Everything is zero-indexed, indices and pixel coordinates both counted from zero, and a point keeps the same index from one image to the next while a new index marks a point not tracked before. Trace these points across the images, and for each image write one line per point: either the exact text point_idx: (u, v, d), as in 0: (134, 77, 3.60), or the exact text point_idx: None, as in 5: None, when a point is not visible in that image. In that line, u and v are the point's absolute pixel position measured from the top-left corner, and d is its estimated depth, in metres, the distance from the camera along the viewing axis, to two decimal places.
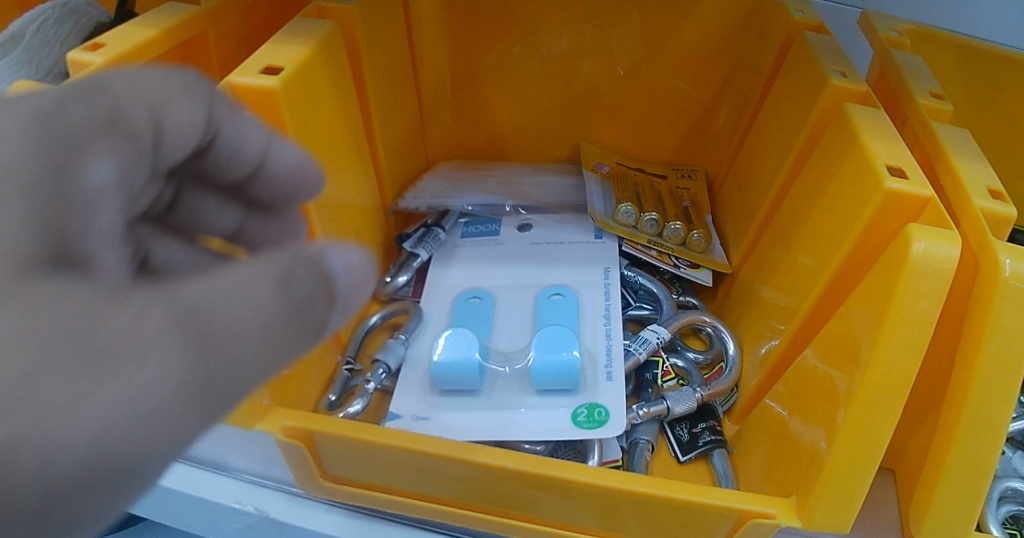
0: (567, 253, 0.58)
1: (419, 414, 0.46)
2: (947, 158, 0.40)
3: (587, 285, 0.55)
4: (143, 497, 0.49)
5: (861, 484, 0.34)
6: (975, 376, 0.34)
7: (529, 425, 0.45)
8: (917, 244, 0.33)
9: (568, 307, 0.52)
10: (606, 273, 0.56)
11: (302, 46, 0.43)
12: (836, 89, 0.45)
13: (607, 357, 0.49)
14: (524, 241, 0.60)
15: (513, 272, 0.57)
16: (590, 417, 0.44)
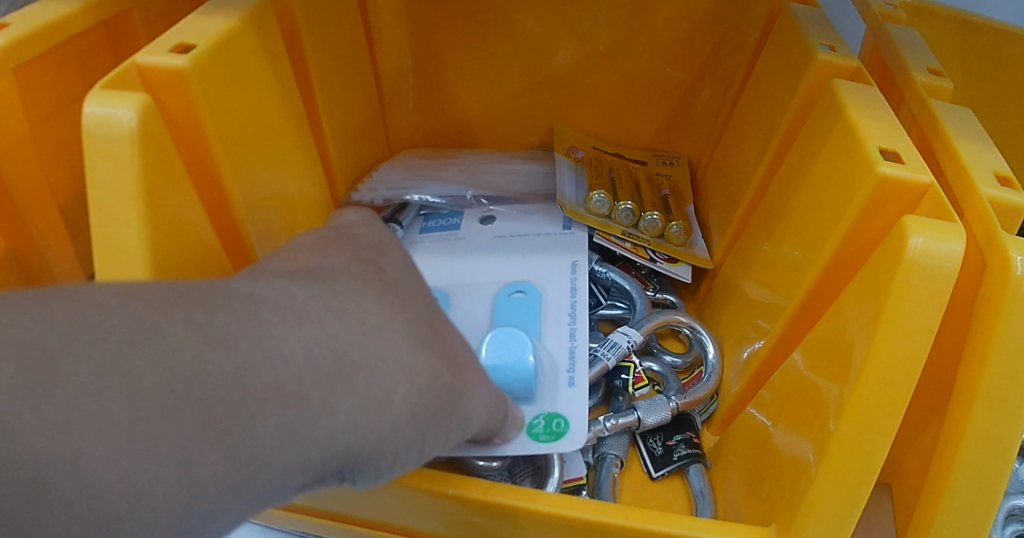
0: (530, 249, 0.54)
1: None
2: (948, 140, 0.36)
3: (551, 282, 0.50)
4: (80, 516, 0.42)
5: (852, 514, 0.30)
6: (981, 391, 0.30)
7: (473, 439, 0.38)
8: (914, 240, 0.28)
9: (529, 306, 0.47)
10: (573, 269, 0.51)
11: (224, 21, 0.38)
12: (824, 64, 0.40)
13: (571, 362, 0.44)
14: (486, 237, 0.55)
15: (473, 268, 0.52)
16: (548, 430, 0.39)
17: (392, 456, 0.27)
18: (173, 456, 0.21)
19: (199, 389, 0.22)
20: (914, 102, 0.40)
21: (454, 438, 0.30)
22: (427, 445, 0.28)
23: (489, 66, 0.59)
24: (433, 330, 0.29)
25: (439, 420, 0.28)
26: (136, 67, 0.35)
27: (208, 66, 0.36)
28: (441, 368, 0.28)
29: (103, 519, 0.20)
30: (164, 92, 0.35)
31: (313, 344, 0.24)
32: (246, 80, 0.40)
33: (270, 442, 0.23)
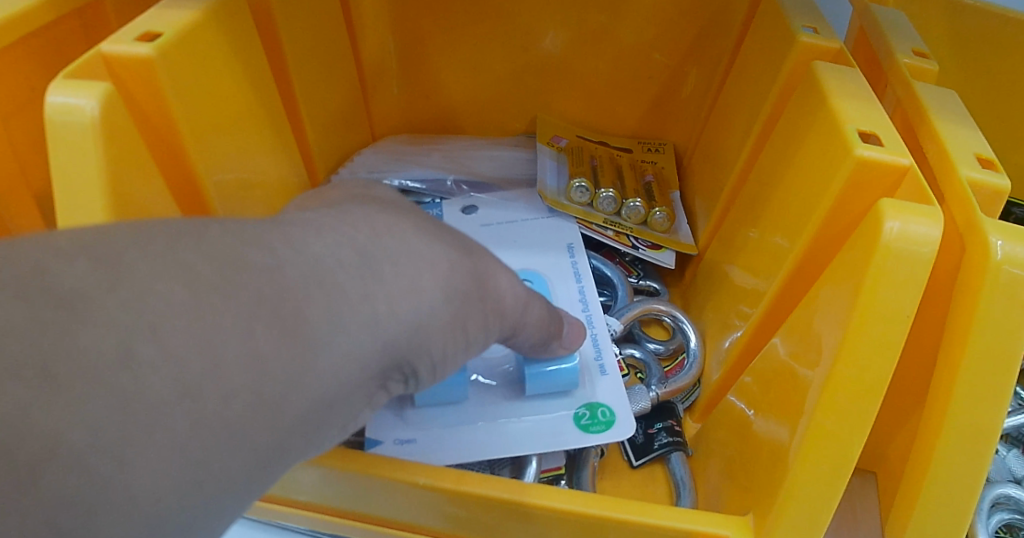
0: (530, 234, 0.53)
1: (401, 437, 0.38)
2: (930, 123, 0.35)
3: (556, 269, 0.50)
4: None
5: (829, 503, 0.29)
6: (960, 377, 0.30)
7: (529, 437, 0.38)
8: (890, 224, 0.28)
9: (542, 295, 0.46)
10: (574, 256, 0.51)
11: (192, 8, 0.38)
12: (806, 46, 0.40)
13: (595, 347, 0.43)
14: (472, 226, 0.54)
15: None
16: (595, 419, 0.39)
17: (434, 344, 0.27)
18: (240, 336, 0.21)
19: (251, 276, 0.22)
20: (898, 84, 0.40)
21: (484, 326, 0.30)
22: (458, 336, 0.28)
23: (471, 52, 0.58)
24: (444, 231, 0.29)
25: (470, 306, 0.28)
26: (101, 56, 0.34)
27: (175, 54, 0.35)
28: (463, 259, 0.28)
29: (184, 397, 0.20)
30: (131, 81, 0.34)
31: (338, 245, 0.25)
32: (216, 67, 0.39)
33: (320, 327, 0.23)
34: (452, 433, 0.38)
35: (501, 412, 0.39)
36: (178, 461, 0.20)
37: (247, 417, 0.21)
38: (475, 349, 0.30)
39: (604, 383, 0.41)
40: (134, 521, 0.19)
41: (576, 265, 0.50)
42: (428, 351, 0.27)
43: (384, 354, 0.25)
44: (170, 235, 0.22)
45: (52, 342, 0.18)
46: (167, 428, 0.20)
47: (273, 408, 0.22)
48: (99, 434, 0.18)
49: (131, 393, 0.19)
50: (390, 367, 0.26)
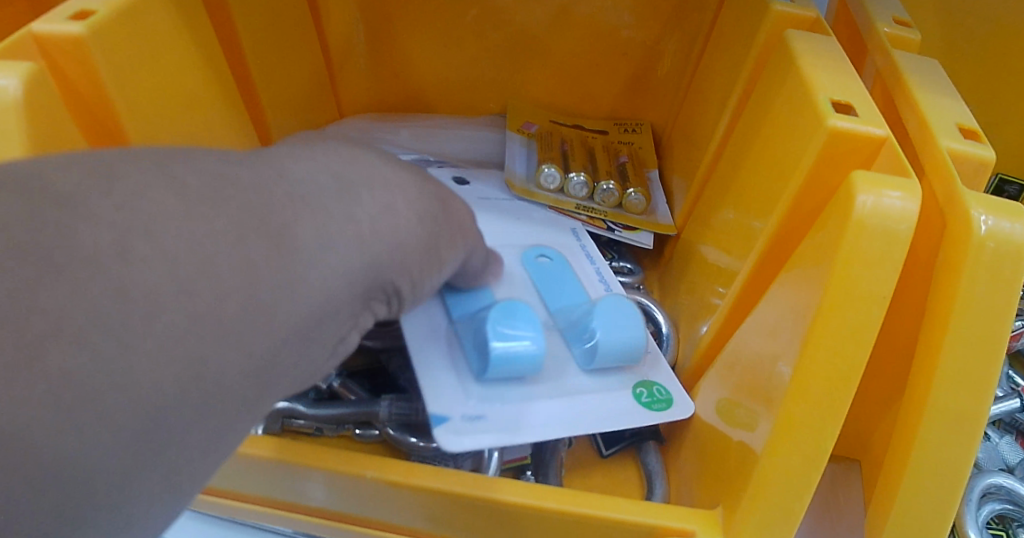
0: (532, 215, 0.49)
1: (469, 412, 0.33)
2: (908, 92, 0.33)
3: (570, 249, 0.47)
4: None
5: (802, 497, 0.28)
6: (942, 359, 0.28)
7: (598, 412, 0.36)
8: (862, 197, 0.26)
9: (564, 271, 0.43)
10: (583, 240, 0.48)
11: None
12: (781, 16, 0.38)
13: None
14: (470, 198, 0.49)
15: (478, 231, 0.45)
16: (653, 397, 0.37)
17: (419, 261, 0.28)
18: (227, 240, 0.21)
19: (237, 190, 0.22)
20: (877, 54, 0.38)
21: (455, 242, 0.31)
22: (436, 252, 0.29)
23: (440, 32, 0.56)
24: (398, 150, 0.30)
25: (443, 224, 0.29)
26: (32, 35, 0.32)
27: (110, 32, 0.33)
28: (424, 179, 0.29)
29: (178, 290, 0.20)
30: (62, 61, 0.32)
31: (316, 172, 0.25)
32: (157, 46, 0.37)
33: (308, 243, 0.23)
34: (527, 406, 0.35)
35: (570, 390, 0.36)
36: (176, 357, 0.20)
37: (241, 315, 0.21)
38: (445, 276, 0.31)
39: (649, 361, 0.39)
40: (122, 421, 0.19)
41: (585, 245, 0.48)
42: (411, 270, 0.27)
43: (376, 269, 0.26)
44: (157, 156, 0.22)
45: (55, 238, 0.18)
46: (165, 315, 0.19)
47: (268, 312, 0.22)
48: (97, 319, 0.18)
49: (132, 277, 0.19)
50: (380, 284, 0.26)
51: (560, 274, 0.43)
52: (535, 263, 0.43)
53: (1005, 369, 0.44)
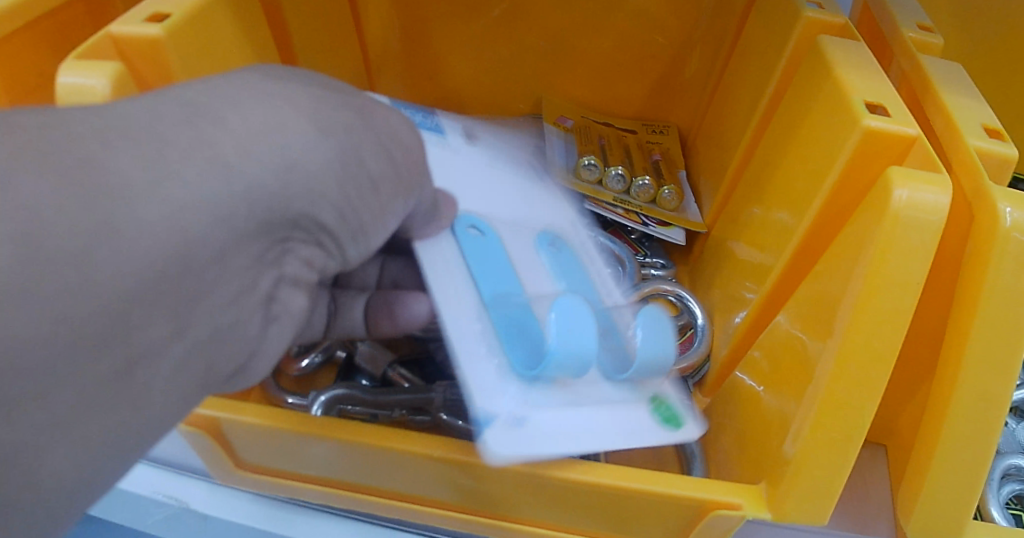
0: (537, 197, 0.42)
1: (517, 416, 0.30)
2: (936, 94, 0.35)
3: (573, 237, 0.41)
4: (114, 506, 0.42)
5: (840, 471, 0.30)
6: (970, 344, 0.30)
7: (619, 427, 0.31)
8: (899, 192, 0.28)
9: (568, 252, 0.39)
10: (588, 235, 0.43)
11: None
12: (811, 22, 0.40)
13: None
14: (464, 163, 0.41)
15: (469, 195, 0.39)
16: (666, 412, 0.33)
17: (330, 194, 0.27)
18: (54, 219, 0.20)
19: (58, 139, 0.22)
20: (903, 58, 0.40)
21: (384, 170, 0.29)
22: (365, 176, 0.29)
23: (475, 36, 0.58)
24: (316, 78, 0.30)
25: (359, 136, 0.28)
26: (111, 37, 0.34)
27: (184, 36, 0.36)
28: (336, 102, 0.28)
29: (21, 290, 0.20)
30: (140, 62, 0.35)
31: (187, 116, 0.24)
32: (222, 48, 0.39)
33: (158, 204, 0.22)
34: (563, 410, 0.31)
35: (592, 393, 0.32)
36: (42, 365, 0.20)
37: (102, 312, 0.21)
38: (387, 210, 0.30)
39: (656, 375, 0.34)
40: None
41: (579, 233, 0.41)
42: (325, 209, 0.27)
43: (286, 200, 0.26)
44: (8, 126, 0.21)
45: None
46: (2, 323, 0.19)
47: (141, 308, 0.22)
48: None
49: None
50: (297, 214, 0.26)
51: (564, 256, 0.38)
52: (541, 244, 0.38)
53: None
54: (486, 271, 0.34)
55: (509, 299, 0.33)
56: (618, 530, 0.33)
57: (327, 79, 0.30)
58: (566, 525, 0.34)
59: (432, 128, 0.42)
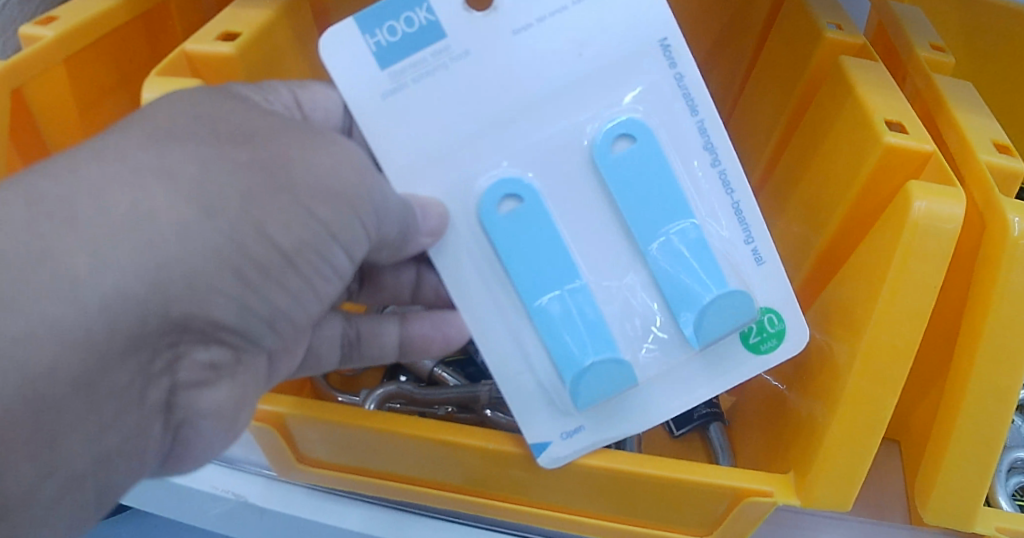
0: (600, 40, 0.33)
1: (568, 430, 0.34)
2: (949, 111, 0.38)
3: (656, 108, 0.34)
4: (174, 501, 0.45)
5: (863, 461, 0.33)
6: (982, 342, 0.32)
7: (684, 384, 0.35)
8: (918, 203, 0.30)
9: (648, 162, 0.33)
10: (671, 59, 0.33)
11: (261, 11, 0.41)
12: (831, 42, 0.43)
13: (742, 220, 0.34)
14: (499, 38, 0.32)
15: (527, 97, 0.33)
16: (763, 333, 0.35)
17: (200, 295, 0.25)
18: None
19: None
20: (917, 77, 0.42)
21: (300, 239, 0.28)
22: (272, 250, 0.27)
23: None
24: (216, 122, 0.27)
25: (263, 207, 0.26)
26: (185, 54, 0.37)
27: (251, 54, 0.38)
28: (239, 156, 0.26)
29: None
30: (211, 79, 0.37)
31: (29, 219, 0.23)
32: (281, 63, 0.42)
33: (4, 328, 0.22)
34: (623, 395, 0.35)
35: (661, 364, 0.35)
36: None
37: None
38: (317, 271, 0.29)
39: (757, 278, 0.35)
40: None
41: (683, 81, 0.33)
42: (223, 305, 0.26)
43: (166, 305, 0.25)
44: None
45: None
46: None
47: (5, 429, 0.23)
48: None
49: None
50: (180, 320, 0.25)
51: (646, 167, 0.33)
52: (611, 153, 0.33)
53: None
54: (517, 261, 0.33)
55: (566, 301, 0.33)
56: (656, 517, 0.36)
57: (231, 117, 0.28)
58: (607, 513, 0.37)
59: (437, 37, 0.32)
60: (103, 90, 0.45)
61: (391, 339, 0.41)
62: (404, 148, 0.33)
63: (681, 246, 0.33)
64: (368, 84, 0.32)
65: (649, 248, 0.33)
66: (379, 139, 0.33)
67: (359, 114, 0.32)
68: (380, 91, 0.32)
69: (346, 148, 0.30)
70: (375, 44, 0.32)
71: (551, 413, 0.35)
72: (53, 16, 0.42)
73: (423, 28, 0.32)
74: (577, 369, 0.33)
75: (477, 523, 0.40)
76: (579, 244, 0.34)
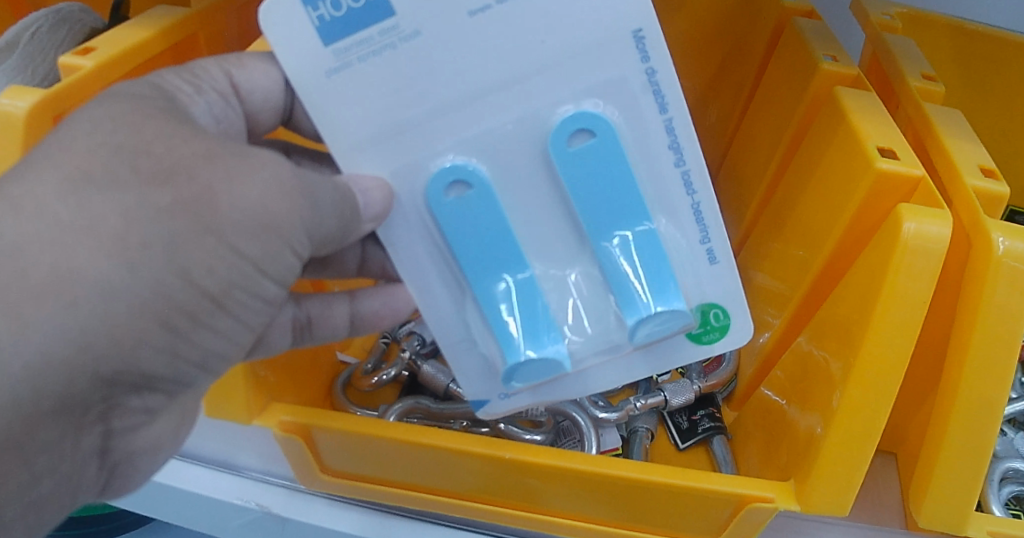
0: (566, 28, 0.30)
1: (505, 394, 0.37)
2: (938, 138, 0.40)
3: (621, 101, 0.31)
4: (194, 518, 0.45)
5: (859, 468, 0.34)
6: (971, 354, 0.34)
7: (621, 367, 0.36)
8: (908, 224, 0.32)
9: (603, 159, 0.32)
10: (645, 52, 0.30)
11: None
12: (827, 73, 0.45)
13: (698, 218, 0.33)
14: (456, 21, 0.29)
15: (482, 85, 0.31)
16: (709, 327, 0.35)
17: (123, 357, 0.26)
18: None
19: None
20: (908, 105, 0.45)
21: (226, 281, 0.27)
22: (197, 293, 0.27)
23: None
24: (135, 156, 0.26)
25: (197, 253, 0.26)
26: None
27: None
28: (159, 201, 0.26)
29: None
30: None
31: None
32: None
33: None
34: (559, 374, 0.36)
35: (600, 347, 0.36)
36: None
37: None
38: (248, 309, 0.29)
39: (707, 274, 0.34)
40: None
41: (655, 77, 0.31)
42: (151, 356, 0.27)
43: (95, 364, 0.25)
44: None
45: None
46: None
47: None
48: None
49: None
50: (110, 375, 0.26)
51: (600, 164, 0.32)
52: (569, 147, 0.31)
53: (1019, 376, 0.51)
54: (461, 242, 0.33)
55: (504, 290, 0.33)
56: (665, 524, 0.37)
57: (153, 149, 0.27)
58: (617, 520, 0.38)
59: (386, 14, 0.29)
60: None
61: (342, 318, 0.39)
62: (350, 128, 0.31)
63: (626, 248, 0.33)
64: (311, 64, 0.30)
65: (596, 247, 0.33)
66: (325, 115, 0.31)
67: (303, 92, 0.30)
68: (326, 69, 0.30)
69: (275, 168, 0.29)
70: (318, 18, 0.29)
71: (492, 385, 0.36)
72: (89, 48, 0.38)
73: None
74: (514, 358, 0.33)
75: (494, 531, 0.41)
76: (528, 231, 0.34)
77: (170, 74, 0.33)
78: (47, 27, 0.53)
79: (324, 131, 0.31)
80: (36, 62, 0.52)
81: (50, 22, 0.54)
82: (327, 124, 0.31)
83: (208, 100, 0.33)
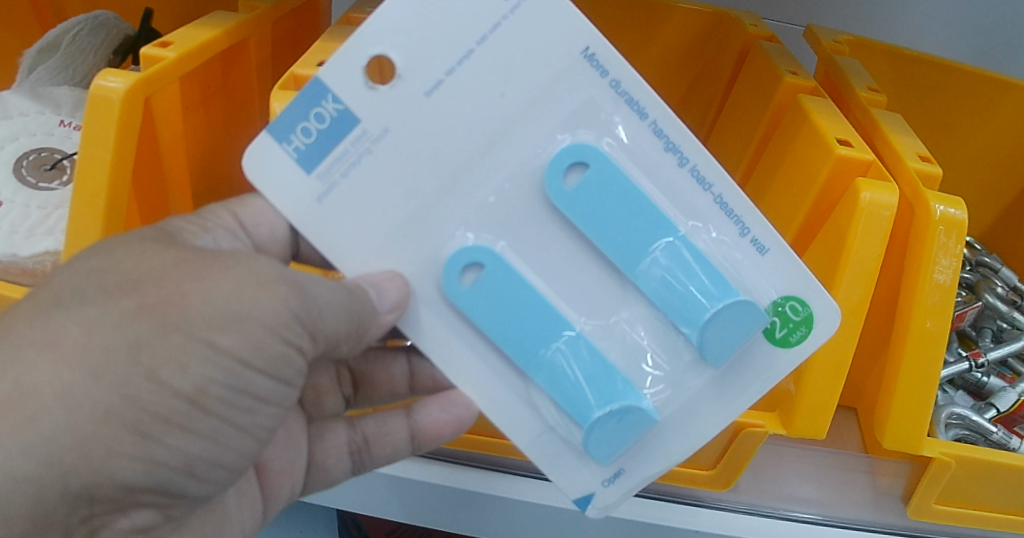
0: (518, 76, 0.34)
1: (608, 476, 0.38)
2: (885, 134, 0.48)
3: (599, 125, 0.35)
4: None
5: (834, 395, 0.41)
6: (924, 295, 0.41)
7: (710, 403, 0.38)
8: (864, 194, 0.40)
9: (608, 182, 0.35)
10: (600, 67, 0.34)
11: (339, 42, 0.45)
12: (790, 84, 0.53)
13: (726, 208, 0.36)
14: (412, 101, 0.34)
15: (465, 154, 0.35)
16: (787, 323, 0.37)
17: (91, 463, 0.29)
18: None
19: None
20: (858, 111, 0.53)
21: (201, 378, 0.30)
22: (170, 394, 0.29)
23: None
24: (102, 275, 0.31)
25: (167, 351, 0.29)
26: (295, 76, 0.41)
27: None
28: (125, 307, 0.29)
29: None
30: None
31: None
32: None
33: None
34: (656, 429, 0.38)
35: (672, 379, 0.38)
36: None
37: None
38: (233, 407, 0.31)
39: (764, 265, 0.36)
40: None
41: (620, 87, 0.35)
42: (124, 464, 0.29)
43: (65, 478, 0.29)
44: None
45: None
46: None
47: None
48: None
49: None
50: (83, 490, 0.29)
51: (609, 190, 0.35)
52: (566, 184, 0.35)
53: (953, 345, 0.60)
54: (504, 328, 0.36)
55: (573, 345, 0.36)
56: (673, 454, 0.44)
57: (122, 265, 0.31)
58: None
59: (352, 123, 0.34)
60: (189, 110, 0.44)
61: (401, 432, 0.44)
62: (354, 238, 0.35)
63: (674, 259, 0.35)
64: (300, 191, 0.34)
65: (636, 275, 0.36)
66: (328, 233, 0.35)
67: (300, 222, 0.34)
68: (315, 195, 0.34)
69: (247, 263, 0.32)
70: (293, 150, 0.34)
71: (578, 463, 0.38)
72: (165, 42, 0.42)
73: (334, 119, 0.34)
74: (587, 422, 0.36)
75: (526, 472, 0.47)
76: (558, 291, 0.37)
77: (178, 221, 0.36)
78: (88, 30, 0.55)
79: (332, 233, 0.35)
80: (78, 61, 0.56)
81: (90, 25, 0.55)
82: (335, 237, 0.35)
83: (215, 236, 0.36)
